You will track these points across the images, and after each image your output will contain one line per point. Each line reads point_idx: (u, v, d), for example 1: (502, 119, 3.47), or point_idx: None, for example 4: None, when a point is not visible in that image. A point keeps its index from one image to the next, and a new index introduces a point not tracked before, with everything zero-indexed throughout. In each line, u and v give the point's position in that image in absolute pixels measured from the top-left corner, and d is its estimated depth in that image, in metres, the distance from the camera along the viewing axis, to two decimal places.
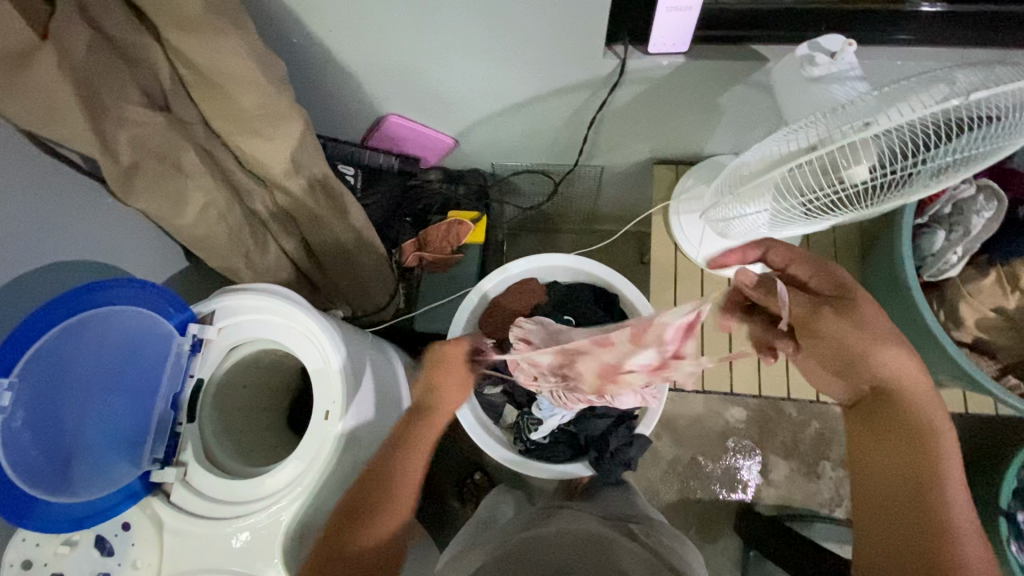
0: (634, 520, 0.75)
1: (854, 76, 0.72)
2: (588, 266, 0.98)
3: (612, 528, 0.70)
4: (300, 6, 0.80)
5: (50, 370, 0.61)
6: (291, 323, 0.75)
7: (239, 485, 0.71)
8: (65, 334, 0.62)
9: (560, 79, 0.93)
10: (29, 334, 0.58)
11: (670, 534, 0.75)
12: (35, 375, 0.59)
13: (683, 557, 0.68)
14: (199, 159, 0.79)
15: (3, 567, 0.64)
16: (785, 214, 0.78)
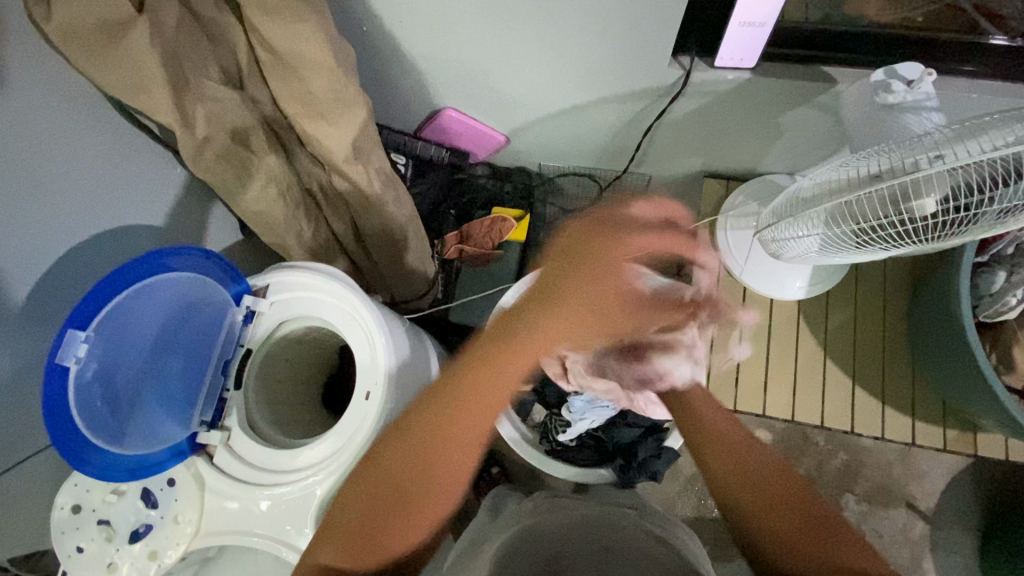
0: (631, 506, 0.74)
1: (933, 108, 0.71)
2: None
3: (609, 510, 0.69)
4: None
5: (119, 329, 0.66)
6: (340, 303, 0.77)
7: (279, 455, 0.73)
8: (134, 297, 0.67)
9: (619, 85, 0.93)
10: (102, 293, 0.64)
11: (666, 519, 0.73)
12: (105, 332, 0.64)
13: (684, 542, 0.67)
14: (265, 138, 0.82)
15: (56, 509, 0.68)
16: (842, 241, 0.77)
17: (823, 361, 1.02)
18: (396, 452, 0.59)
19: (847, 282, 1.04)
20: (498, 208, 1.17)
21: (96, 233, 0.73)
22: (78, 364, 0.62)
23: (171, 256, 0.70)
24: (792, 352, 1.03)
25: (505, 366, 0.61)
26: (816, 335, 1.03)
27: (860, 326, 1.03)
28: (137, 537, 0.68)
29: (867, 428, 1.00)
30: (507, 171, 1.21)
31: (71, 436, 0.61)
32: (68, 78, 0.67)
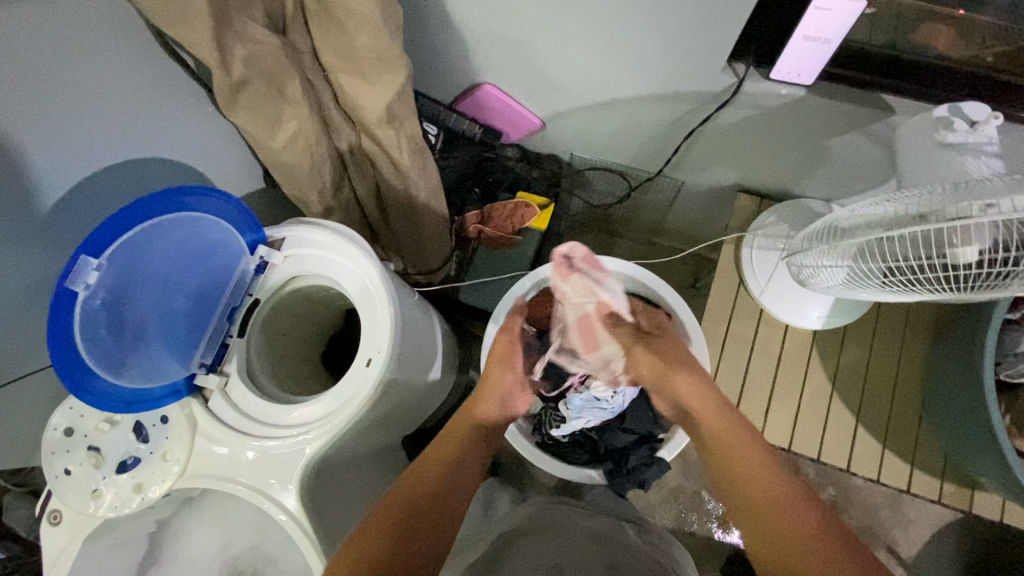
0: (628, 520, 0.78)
1: (993, 157, 0.67)
2: (644, 277, 0.92)
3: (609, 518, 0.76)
4: None
5: (131, 262, 0.66)
6: (351, 265, 0.77)
7: (272, 408, 0.73)
8: (150, 233, 0.67)
9: (667, 84, 0.90)
10: (116, 224, 0.64)
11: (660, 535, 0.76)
12: (117, 262, 0.65)
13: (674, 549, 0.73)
14: (302, 89, 0.80)
15: (49, 429, 0.69)
16: (865, 276, 0.75)
17: (830, 395, 1.00)
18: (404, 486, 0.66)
19: (867, 319, 1.01)
20: (523, 193, 1.17)
21: (120, 162, 0.72)
22: (87, 289, 0.62)
23: (190, 195, 0.69)
24: (799, 381, 1.01)
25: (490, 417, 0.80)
26: (827, 367, 1.01)
27: (873, 364, 1.00)
28: (124, 468, 0.69)
29: (864, 468, 0.98)
30: (537, 156, 1.21)
31: (74, 358, 0.62)
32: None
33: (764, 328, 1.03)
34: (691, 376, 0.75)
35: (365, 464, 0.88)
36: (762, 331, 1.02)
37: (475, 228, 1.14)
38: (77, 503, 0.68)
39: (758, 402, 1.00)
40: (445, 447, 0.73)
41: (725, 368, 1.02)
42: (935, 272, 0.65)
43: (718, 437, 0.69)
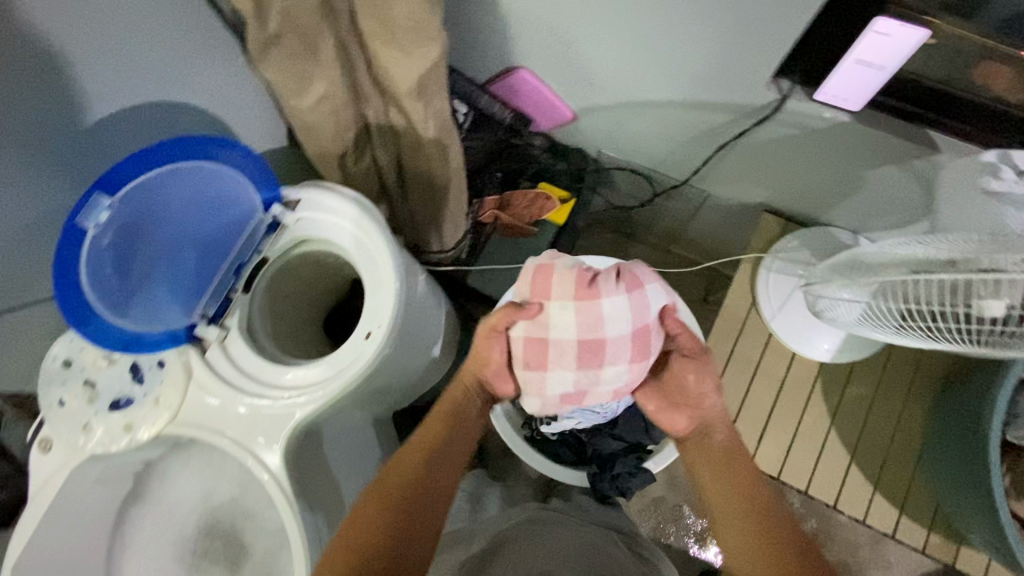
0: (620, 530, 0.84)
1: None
2: None
3: (602, 532, 0.81)
4: None
5: (145, 204, 0.66)
6: (361, 234, 0.76)
7: (268, 368, 0.74)
8: (167, 177, 0.66)
9: (707, 92, 0.87)
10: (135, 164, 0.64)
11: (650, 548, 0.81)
12: (129, 206, 0.64)
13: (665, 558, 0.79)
14: (335, 51, 0.79)
15: (48, 359, 0.69)
16: (878, 317, 0.74)
17: (827, 430, 0.98)
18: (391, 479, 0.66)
19: (877, 358, 0.99)
20: (545, 184, 1.16)
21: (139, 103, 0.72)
22: (96, 231, 0.62)
23: (209, 146, 0.69)
24: (798, 411, 0.99)
25: (461, 411, 0.74)
26: (829, 400, 0.99)
27: (876, 405, 0.98)
28: (116, 407, 0.70)
29: (852, 507, 0.96)
30: (564, 148, 1.19)
31: (78, 297, 0.62)
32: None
33: (770, 353, 1.01)
34: (711, 384, 0.70)
35: (355, 433, 0.89)
36: (768, 355, 1.01)
37: (492, 214, 1.13)
38: (69, 434, 0.70)
39: (754, 426, 0.98)
40: (431, 439, 0.70)
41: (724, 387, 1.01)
42: (958, 321, 0.63)
43: (724, 474, 0.68)
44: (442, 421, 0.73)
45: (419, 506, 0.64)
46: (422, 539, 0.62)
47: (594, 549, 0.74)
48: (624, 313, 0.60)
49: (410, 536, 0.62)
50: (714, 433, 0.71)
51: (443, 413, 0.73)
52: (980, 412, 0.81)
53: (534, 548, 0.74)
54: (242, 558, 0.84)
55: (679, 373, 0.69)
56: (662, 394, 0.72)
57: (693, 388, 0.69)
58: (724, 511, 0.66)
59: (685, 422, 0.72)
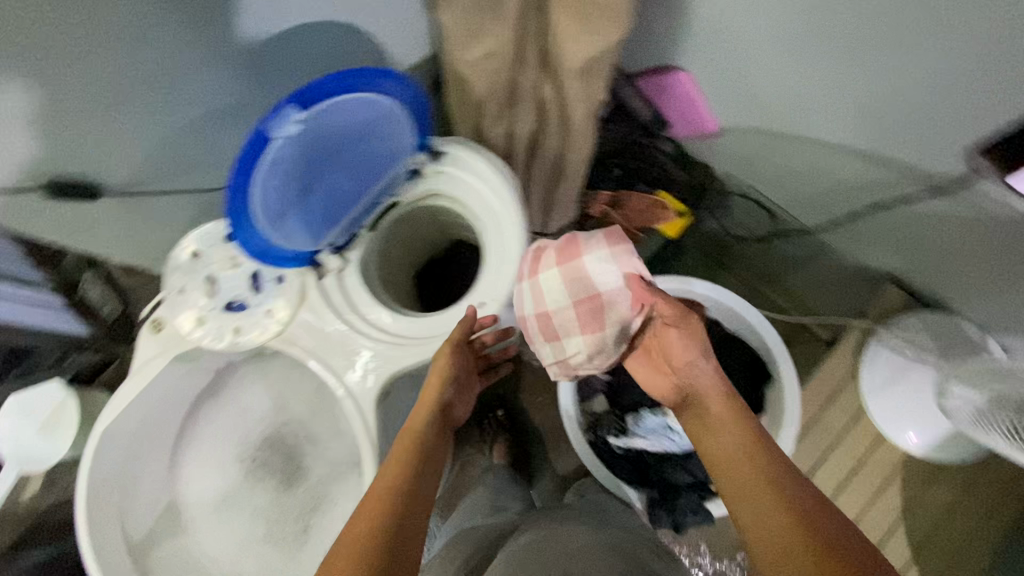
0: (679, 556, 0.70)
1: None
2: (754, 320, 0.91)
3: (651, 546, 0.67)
4: None
5: (326, 125, 0.66)
6: (496, 203, 0.75)
7: (376, 309, 0.74)
8: (352, 105, 0.66)
9: (880, 146, 0.81)
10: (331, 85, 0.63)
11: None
12: (315, 123, 0.64)
13: None
14: (516, 13, 0.76)
15: (181, 248, 0.72)
16: (991, 421, 0.70)
17: (893, 520, 0.94)
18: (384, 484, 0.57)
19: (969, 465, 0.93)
20: (663, 192, 1.10)
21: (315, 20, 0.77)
22: (281, 138, 0.62)
23: (399, 83, 0.68)
24: (868, 495, 0.94)
25: (431, 418, 0.67)
26: (904, 492, 0.94)
27: (954, 511, 0.93)
28: (230, 309, 0.72)
29: None
30: (690, 159, 1.15)
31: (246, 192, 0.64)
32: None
33: (854, 427, 0.96)
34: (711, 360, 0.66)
35: None
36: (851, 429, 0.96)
37: (603, 208, 1.10)
38: (181, 324, 0.71)
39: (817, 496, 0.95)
40: (403, 448, 0.62)
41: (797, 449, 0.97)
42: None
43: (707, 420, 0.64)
44: (411, 433, 0.65)
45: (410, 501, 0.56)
46: (414, 542, 0.52)
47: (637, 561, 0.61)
48: (570, 285, 0.69)
49: (404, 536, 0.52)
50: (712, 407, 0.64)
51: (410, 427, 0.66)
52: None
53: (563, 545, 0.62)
54: (298, 477, 0.87)
55: (676, 333, 0.68)
56: (659, 360, 0.71)
57: (686, 355, 0.67)
58: (739, 496, 0.55)
59: (671, 384, 0.71)
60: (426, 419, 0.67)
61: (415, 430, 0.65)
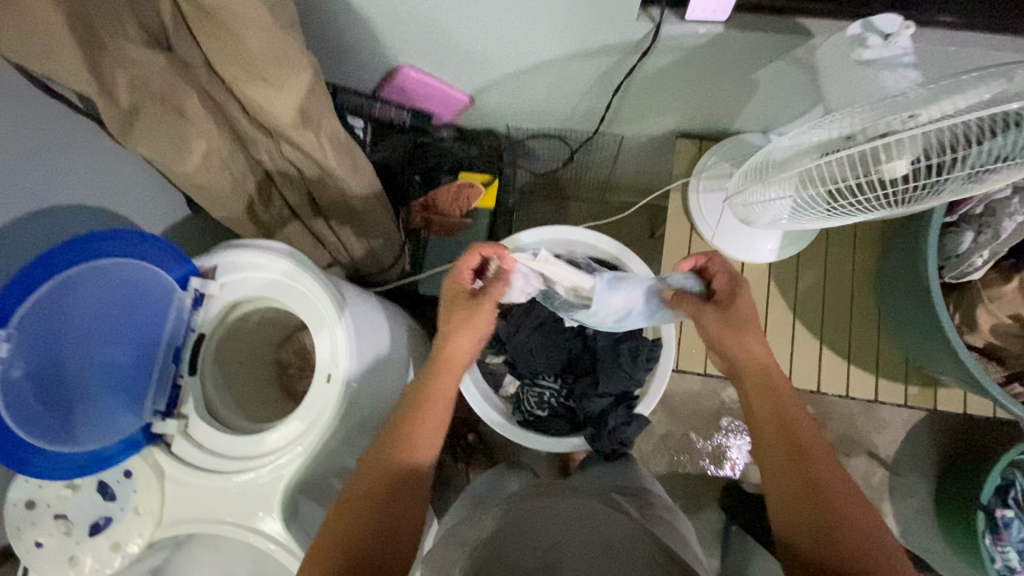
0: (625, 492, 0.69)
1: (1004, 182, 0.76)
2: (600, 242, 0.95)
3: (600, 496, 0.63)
4: None
5: (47, 327, 0.60)
6: (290, 283, 0.74)
7: (240, 440, 0.72)
8: (60, 288, 0.61)
9: (589, 40, 0.87)
10: (24, 283, 0.58)
11: (661, 505, 0.68)
12: (27, 330, 0.58)
13: (676, 529, 0.62)
14: (201, 104, 0.74)
15: (8, 505, 0.66)
16: (806, 206, 0.74)
17: (793, 322, 1.02)
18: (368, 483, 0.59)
19: (817, 244, 1.03)
20: (465, 173, 1.13)
21: (24, 214, 0.64)
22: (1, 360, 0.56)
23: (98, 244, 0.63)
24: (761, 313, 1.03)
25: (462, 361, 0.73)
26: (787, 296, 1.02)
27: (829, 283, 1.02)
28: (95, 531, 0.67)
29: (833, 386, 1.01)
30: (474, 132, 1.18)
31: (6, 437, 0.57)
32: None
33: None
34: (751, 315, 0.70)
35: None
36: None
37: (421, 216, 1.12)
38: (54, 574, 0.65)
39: None
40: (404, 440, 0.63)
41: None
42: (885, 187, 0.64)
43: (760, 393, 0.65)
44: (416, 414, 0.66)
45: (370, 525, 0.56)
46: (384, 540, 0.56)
47: (596, 512, 0.53)
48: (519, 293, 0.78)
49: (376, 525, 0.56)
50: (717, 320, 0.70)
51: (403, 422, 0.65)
52: (919, 260, 0.84)
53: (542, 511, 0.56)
54: None
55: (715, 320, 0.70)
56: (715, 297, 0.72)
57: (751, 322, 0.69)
58: (791, 481, 0.58)
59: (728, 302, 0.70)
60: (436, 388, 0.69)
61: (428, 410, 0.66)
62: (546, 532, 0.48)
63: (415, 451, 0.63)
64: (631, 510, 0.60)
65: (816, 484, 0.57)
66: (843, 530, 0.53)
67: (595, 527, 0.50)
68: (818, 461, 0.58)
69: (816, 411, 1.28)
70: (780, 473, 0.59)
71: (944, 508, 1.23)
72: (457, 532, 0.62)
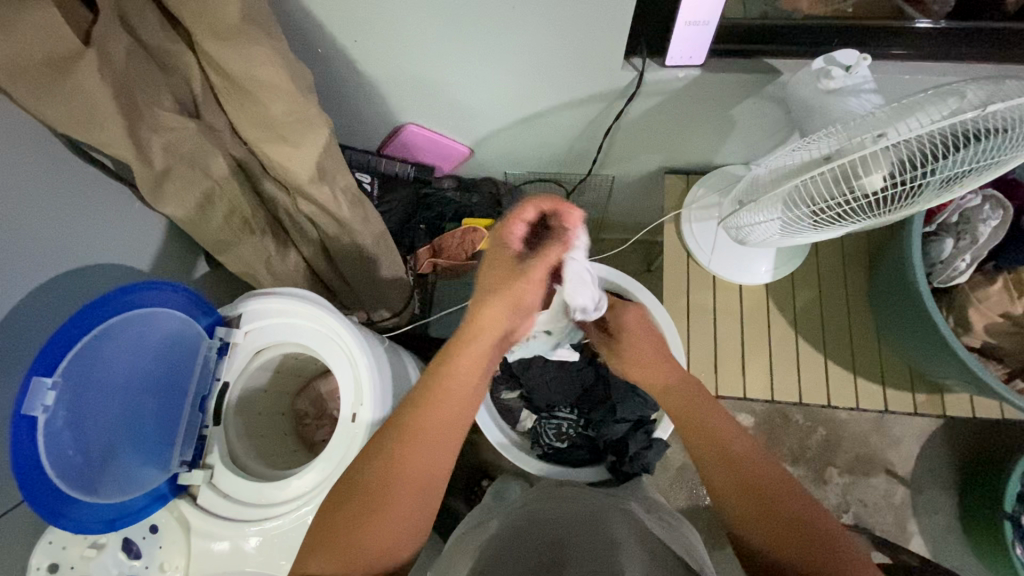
0: (633, 499, 0.71)
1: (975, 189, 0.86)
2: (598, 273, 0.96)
3: (611, 503, 0.65)
4: (337, 28, 0.84)
5: (86, 375, 0.62)
6: (314, 326, 0.76)
7: (264, 488, 0.72)
8: (101, 337, 0.63)
9: (581, 90, 0.95)
10: (67, 334, 0.59)
11: (668, 513, 0.71)
12: (67, 380, 0.60)
13: (682, 533, 0.64)
14: (226, 165, 0.79)
15: (29, 571, 0.62)
16: (797, 222, 0.79)
17: (796, 339, 1.05)
18: (379, 468, 0.54)
19: (808, 263, 1.08)
20: (467, 219, 1.17)
21: (59, 275, 0.67)
22: (44, 410, 0.57)
23: (135, 295, 0.65)
24: (764, 333, 1.06)
25: (498, 332, 0.61)
26: (786, 315, 1.06)
27: (825, 303, 1.06)
28: None
29: (843, 400, 1.03)
30: (473, 182, 1.23)
31: (43, 489, 0.57)
32: (26, 121, 0.63)
33: (721, 292, 1.08)
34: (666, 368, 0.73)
35: None
36: (720, 296, 1.08)
37: (429, 262, 1.15)
38: None
39: (733, 359, 1.05)
40: (421, 418, 0.57)
41: (696, 335, 1.07)
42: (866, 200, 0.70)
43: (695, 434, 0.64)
44: (429, 391, 0.58)
45: (366, 525, 0.51)
46: (386, 541, 0.52)
47: (598, 524, 0.56)
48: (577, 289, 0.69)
49: (386, 518, 0.52)
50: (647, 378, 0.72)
51: (413, 403, 0.58)
52: (905, 267, 0.89)
53: (549, 521, 0.58)
54: None
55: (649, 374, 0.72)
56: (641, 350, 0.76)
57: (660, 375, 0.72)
58: (753, 515, 0.55)
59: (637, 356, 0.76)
60: (459, 361, 0.60)
61: (443, 380, 0.59)
62: (552, 534, 0.53)
63: (423, 437, 0.56)
64: (638, 512, 0.63)
65: (795, 518, 0.53)
66: (820, 543, 0.51)
67: (602, 539, 0.52)
68: (767, 479, 0.57)
69: (828, 432, 1.28)
70: (746, 512, 0.56)
71: (971, 521, 1.21)
72: (462, 543, 0.63)
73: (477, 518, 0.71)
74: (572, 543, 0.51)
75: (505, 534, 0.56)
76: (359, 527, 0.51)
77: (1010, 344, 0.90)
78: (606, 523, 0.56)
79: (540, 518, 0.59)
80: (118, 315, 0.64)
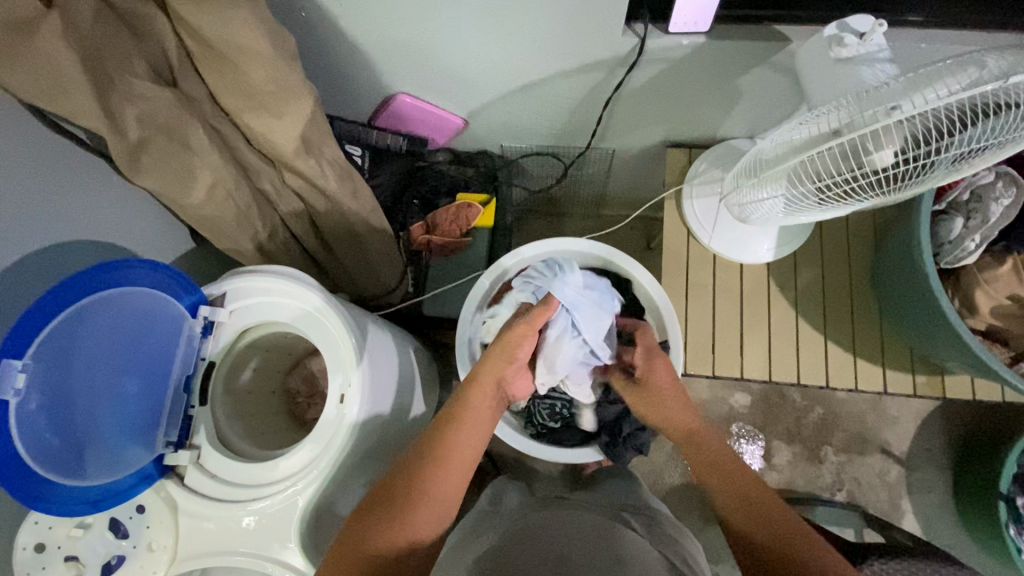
0: (631, 512, 0.70)
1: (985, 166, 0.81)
2: (599, 251, 0.95)
3: (611, 518, 0.63)
4: None
5: (62, 357, 0.60)
6: (301, 305, 0.75)
7: (254, 470, 0.71)
8: (74, 319, 0.61)
9: (578, 58, 0.91)
10: (37, 315, 0.58)
11: (671, 524, 0.68)
12: (41, 363, 0.58)
13: (684, 547, 0.62)
14: (207, 136, 0.76)
15: (16, 550, 0.65)
16: (800, 200, 0.76)
17: (795, 320, 1.03)
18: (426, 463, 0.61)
19: (812, 241, 1.05)
20: (462, 195, 1.15)
21: (29, 252, 0.65)
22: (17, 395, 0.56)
23: (109, 274, 0.64)
24: (764, 313, 1.04)
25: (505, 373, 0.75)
26: (788, 295, 1.04)
27: (828, 282, 1.04)
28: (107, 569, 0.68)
29: (843, 381, 1.01)
30: (469, 155, 1.19)
31: (17, 472, 0.57)
32: None
33: (720, 271, 1.05)
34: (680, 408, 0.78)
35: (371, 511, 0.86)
36: (719, 275, 1.05)
37: (423, 238, 1.12)
38: None
39: (731, 339, 1.03)
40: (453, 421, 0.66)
41: (694, 314, 1.05)
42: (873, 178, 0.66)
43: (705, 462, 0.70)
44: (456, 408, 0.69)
45: (411, 508, 0.57)
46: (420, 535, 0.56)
47: (601, 539, 0.54)
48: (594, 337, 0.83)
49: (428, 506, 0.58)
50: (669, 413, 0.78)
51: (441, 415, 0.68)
52: (914, 248, 0.85)
53: (547, 531, 0.56)
54: None
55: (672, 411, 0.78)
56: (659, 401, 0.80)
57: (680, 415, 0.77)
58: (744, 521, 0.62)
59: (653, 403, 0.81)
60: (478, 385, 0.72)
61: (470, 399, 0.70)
62: (550, 548, 0.51)
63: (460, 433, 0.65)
64: (637, 528, 0.62)
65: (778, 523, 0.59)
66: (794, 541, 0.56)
67: (604, 558, 0.50)
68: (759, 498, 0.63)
69: (824, 411, 1.28)
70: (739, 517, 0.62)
71: (966, 500, 1.21)
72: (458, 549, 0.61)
73: (476, 525, 0.70)
74: (567, 564, 0.49)
75: (502, 548, 0.54)
76: (404, 507, 0.57)
77: (1016, 327, 0.88)
78: (607, 539, 0.54)
79: (532, 530, 0.57)
80: (90, 296, 0.62)
